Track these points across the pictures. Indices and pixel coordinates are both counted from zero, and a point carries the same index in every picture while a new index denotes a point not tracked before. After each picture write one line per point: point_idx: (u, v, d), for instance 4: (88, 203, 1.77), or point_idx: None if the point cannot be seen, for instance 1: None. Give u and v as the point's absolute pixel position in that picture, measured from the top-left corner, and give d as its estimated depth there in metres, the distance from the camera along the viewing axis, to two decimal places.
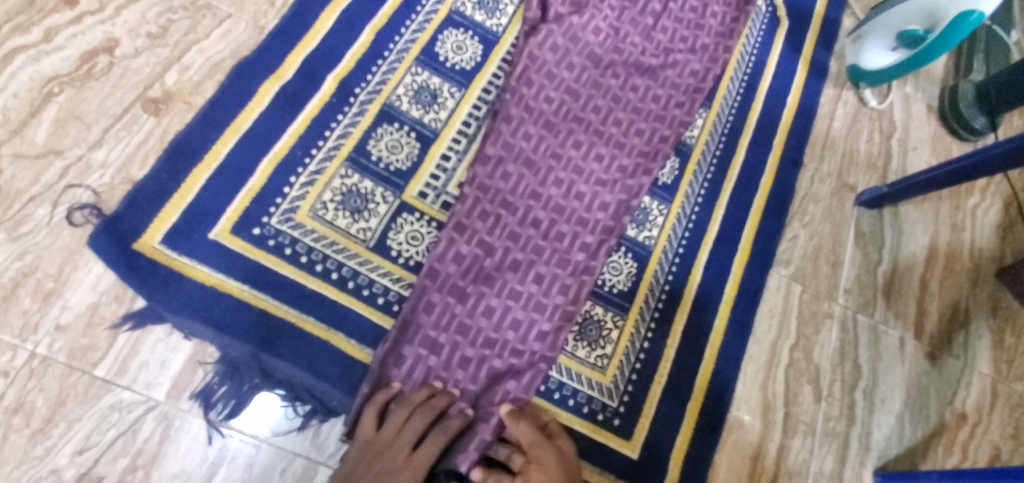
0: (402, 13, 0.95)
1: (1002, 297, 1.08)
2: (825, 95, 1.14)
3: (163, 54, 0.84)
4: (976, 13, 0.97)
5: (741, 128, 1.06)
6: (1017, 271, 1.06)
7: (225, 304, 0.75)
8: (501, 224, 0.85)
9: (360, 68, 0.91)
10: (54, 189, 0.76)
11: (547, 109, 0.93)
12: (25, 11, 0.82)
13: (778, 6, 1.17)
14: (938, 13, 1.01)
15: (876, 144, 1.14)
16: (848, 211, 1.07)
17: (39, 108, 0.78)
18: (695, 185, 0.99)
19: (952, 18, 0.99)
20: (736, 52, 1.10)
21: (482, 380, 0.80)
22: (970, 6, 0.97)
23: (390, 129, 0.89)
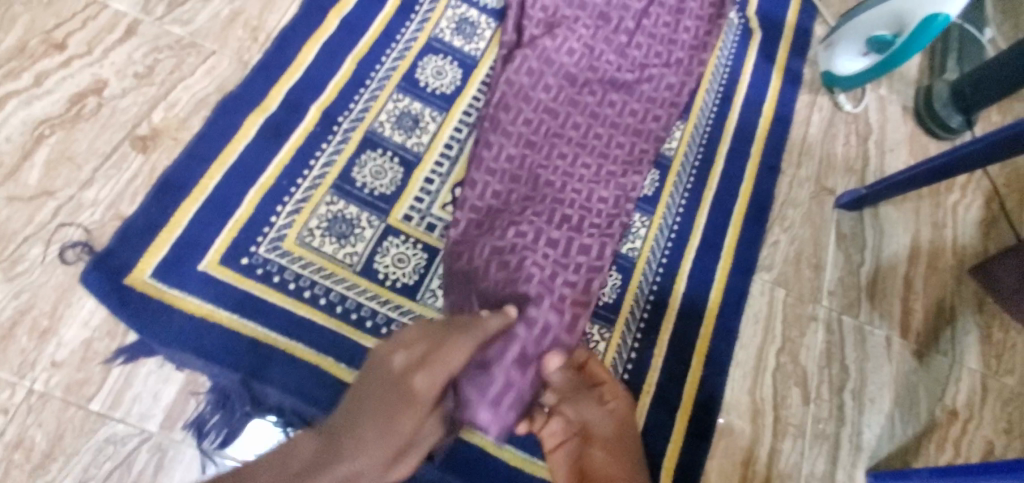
0: (382, 42, 0.98)
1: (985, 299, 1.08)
2: (801, 102, 1.17)
3: (151, 93, 0.87)
4: (942, 15, 0.98)
5: (719, 137, 1.08)
6: None
7: (215, 333, 0.77)
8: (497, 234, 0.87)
9: (342, 98, 0.93)
10: (46, 228, 0.78)
11: (548, 118, 0.96)
12: (15, 58, 0.85)
13: (750, 18, 1.20)
14: (904, 17, 1.03)
15: (853, 147, 1.16)
16: (828, 214, 1.09)
17: (30, 151, 0.81)
18: (676, 196, 1.01)
19: (919, 20, 1.00)
20: (711, 65, 1.13)
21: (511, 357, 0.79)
22: (936, 8, 0.99)
23: (374, 155, 0.91)
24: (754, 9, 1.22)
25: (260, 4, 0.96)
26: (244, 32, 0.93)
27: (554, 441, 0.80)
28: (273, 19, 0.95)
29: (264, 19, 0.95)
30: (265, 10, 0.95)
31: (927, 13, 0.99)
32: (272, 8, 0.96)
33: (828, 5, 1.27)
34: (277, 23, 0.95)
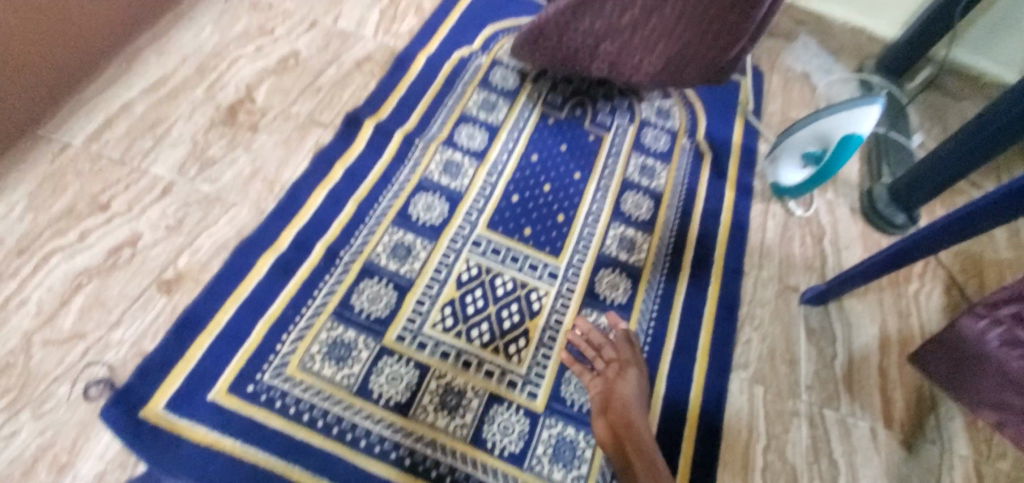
0: (379, 185, 1.14)
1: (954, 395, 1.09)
2: (755, 210, 1.30)
3: (178, 241, 1.00)
4: (855, 134, 1.14)
5: (683, 247, 1.19)
6: (924, 357, 1.09)
7: (220, 461, 0.82)
8: None
9: (344, 235, 1.06)
10: (74, 368, 0.86)
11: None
12: (65, 219, 0.99)
13: (700, 142, 1.38)
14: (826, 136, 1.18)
15: (809, 246, 1.27)
16: (796, 310, 1.17)
17: (68, 298, 0.92)
18: (648, 302, 1.10)
19: (838, 139, 1.16)
20: (669, 184, 1.28)
21: None
22: (850, 129, 1.15)
23: (371, 283, 1.02)
24: (703, 135, 1.40)
25: (276, 161, 1.13)
26: (262, 185, 1.09)
27: (615, 370, 0.95)
28: (287, 172, 1.12)
29: (279, 174, 1.12)
30: (280, 166, 1.12)
31: (844, 132, 1.15)
32: (286, 164, 1.13)
33: (768, 127, 1.47)
34: (290, 176, 1.12)
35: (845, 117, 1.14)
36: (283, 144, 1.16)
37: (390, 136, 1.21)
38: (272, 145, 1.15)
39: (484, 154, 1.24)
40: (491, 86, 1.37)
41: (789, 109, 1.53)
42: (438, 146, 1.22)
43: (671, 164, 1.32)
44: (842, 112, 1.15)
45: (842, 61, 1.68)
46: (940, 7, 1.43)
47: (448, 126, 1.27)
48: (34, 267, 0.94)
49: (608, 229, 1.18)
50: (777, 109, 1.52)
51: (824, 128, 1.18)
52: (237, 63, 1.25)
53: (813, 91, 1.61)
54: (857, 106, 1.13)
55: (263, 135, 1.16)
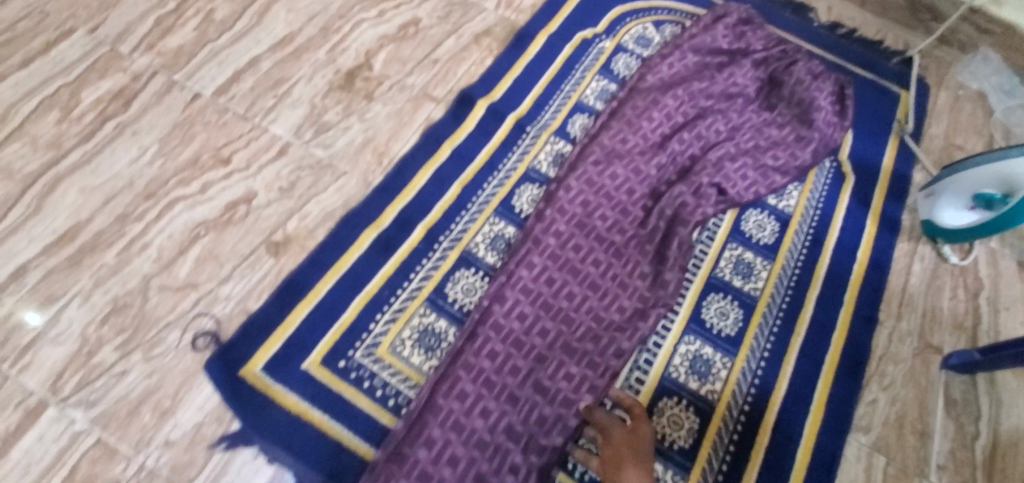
0: (485, 171, 1.09)
1: None
2: (900, 249, 1.13)
3: (289, 204, 1.01)
4: None
5: (809, 281, 1.06)
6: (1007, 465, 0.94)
7: (306, 433, 0.82)
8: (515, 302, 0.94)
9: (446, 218, 1.03)
10: (185, 316, 0.90)
11: (511, 380, 0.88)
12: (189, 168, 1.02)
13: (843, 162, 1.21)
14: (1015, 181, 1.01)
15: (961, 301, 1.09)
16: (936, 375, 1.00)
17: (186, 247, 0.95)
18: (760, 338, 0.99)
19: None
20: (801, 206, 1.14)
21: (588, 264, 1.00)
22: None
23: (531, 187, 1.08)
24: (848, 152, 1.23)
25: (388, 134, 1.11)
26: (372, 156, 1.08)
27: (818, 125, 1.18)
28: (397, 146, 1.10)
29: (389, 146, 1.09)
30: (391, 139, 1.10)
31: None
32: (397, 137, 1.11)
33: (928, 152, 1.27)
34: (399, 149, 1.09)
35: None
36: (395, 115, 1.13)
37: (502, 120, 1.14)
38: (385, 116, 1.12)
39: (573, 135, 1.16)
40: (613, 74, 1.26)
41: (954, 134, 1.31)
42: (549, 136, 1.14)
43: (805, 184, 1.17)
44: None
45: None
46: None
47: (562, 115, 1.18)
48: (157, 213, 0.98)
49: (717, 251, 1.07)
50: (940, 132, 1.31)
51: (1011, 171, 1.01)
52: (359, 26, 1.24)
53: (989, 115, 1.36)
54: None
55: (378, 105, 1.14)
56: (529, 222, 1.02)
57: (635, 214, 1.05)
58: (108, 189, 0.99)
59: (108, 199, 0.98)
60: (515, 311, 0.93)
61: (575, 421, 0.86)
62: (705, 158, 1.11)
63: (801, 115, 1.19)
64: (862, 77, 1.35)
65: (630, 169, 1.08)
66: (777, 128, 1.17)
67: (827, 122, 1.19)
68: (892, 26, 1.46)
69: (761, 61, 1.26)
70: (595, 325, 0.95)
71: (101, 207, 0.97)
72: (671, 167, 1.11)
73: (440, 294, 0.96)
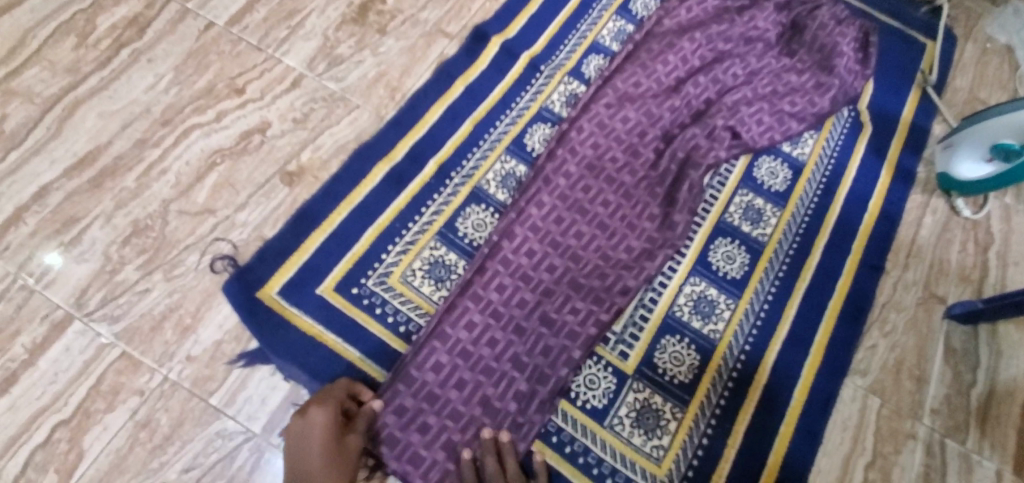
0: (498, 109, 1.08)
1: None
2: (913, 201, 1.12)
3: (303, 136, 1.02)
4: None
5: (818, 229, 1.06)
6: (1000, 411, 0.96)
7: (321, 353, 0.85)
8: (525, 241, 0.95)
9: (457, 155, 1.03)
10: (203, 240, 0.92)
11: (518, 313, 0.90)
12: (204, 97, 1.03)
13: (862, 111, 1.19)
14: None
15: (971, 255, 1.09)
16: (937, 324, 1.02)
17: (202, 174, 0.97)
18: (765, 282, 1.00)
19: None
20: (815, 155, 1.13)
21: (597, 204, 1.00)
22: None
23: (543, 126, 1.08)
24: (868, 102, 1.20)
25: (401, 69, 1.10)
26: (385, 91, 1.07)
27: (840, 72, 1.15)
28: (411, 81, 1.09)
29: (402, 81, 1.09)
30: (404, 74, 1.09)
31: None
32: (410, 73, 1.10)
33: (950, 104, 1.24)
34: (412, 85, 1.09)
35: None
36: (409, 50, 1.12)
37: (516, 59, 1.13)
38: (398, 51, 1.11)
39: (588, 77, 1.14)
40: (631, 14, 1.23)
41: (979, 87, 1.27)
42: (563, 77, 1.13)
43: (822, 133, 1.15)
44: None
45: None
46: None
47: (577, 55, 1.16)
48: (174, 140, 0.99)
49: (730, 196, 1.07)
50: (965, 85, 1.27)
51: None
52: None
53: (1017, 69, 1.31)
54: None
55: (390, 39, 1.12)
56: (541, 159, 1.03)
57: (646, 156, 1.04)
58: (126, 115, 1.00)
59: (126, 124, 0.99)
60: (524, 248, 0.95)
61: (578, 353, 0.89)
62: (719, 101, 1.10)
63: (821, 61, 1.16)
64: (888, 25, 1.30)
65: (643, 113, 1.07)
66: (796, 74, 1.15)
67: (848, 69, 1.16)
68: None
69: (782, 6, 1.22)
70: (603, 263, 0.96)
71: (120, 133, 0.98)
72: (686, 111, 1.09)
73: (452, 227, 0.97)
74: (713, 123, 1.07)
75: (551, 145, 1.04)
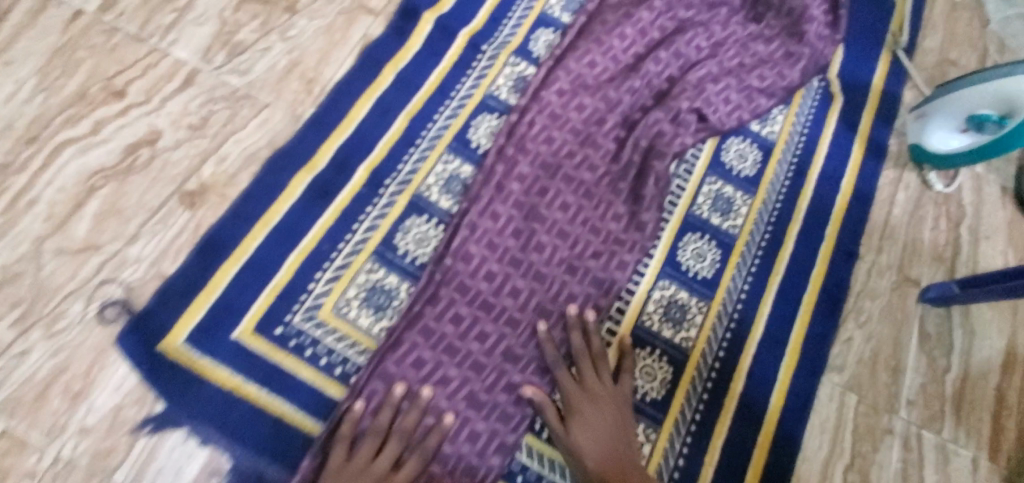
0: (435, 99, 0.94)
1: None
2: (885, 178, 1.06)
3: (204, 145, 0.86)
4: None
5: (790, 215, 0.99)
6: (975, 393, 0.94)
7: (242, 410, 0.73)
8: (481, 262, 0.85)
9: (391, 158, 0.89)
10: (89, 284, 0.77)
11: (476, 346, 0.81)
12: (74, 104, 0.85)
13: (832, 80, 1.11)
14: (1013, 102, 0.92)
15: (943, 231, 1.05)
16: (912, 309, 0.97)
17: (81, 202, 0.80)
18: (738, 279, 0.93)
19: None
20: (785, 132, 1.04)
21: (555, 209, 0.90)
22: None
23: (488, 117, 0.95)
24: (837, 71, 1.12)
25: (318, 56, 0.93)
26: (299, 84, 0.91)
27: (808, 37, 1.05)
28: (330, 71, 0.93)
29: (320, 71, 0.92)
30: (321, 62, 0.93)
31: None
32: (328, 60, 0.93)
33: (921, 68, 1.17)
34: (333, 75, 0.92)
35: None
36: (326, 33, 0.95)
37: (453, 37, 0.98)
38: (312, 34, 0.94)
39: (538, 57, 1.00)
40: None
41: (949, 49, 1.20)
42: (509, 56, 0.99)
43: (792, 106, 1.06)
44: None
45: None
46: None
47: (523, 30, 1.02)
48: (42, 162, 0.81)
49: (699, 187, 0.97)
50: (935, 45, 1.20)
51: (1011, 91, 0.92)
52: None
53: (985, 26, 1.25)
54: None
55: (303, 20, 0.95)
56: (487, 159, 0.90)
57: (605, 150, 0.94)
58: None
59: None
60: (480, 270, 0.84)
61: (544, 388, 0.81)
62: (684, 78, 0.99)
63: (790, 27, 1.05)
64: None
65: (601, 100, 0.96)
66: (763, 42, 1.04)
67: (818, 34, 1.06)
68: None
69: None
70: (568, 278, 0.87)
71: None
72: (647, 91, 0.98)
73: (390, 245, 0.85)
74: (677, 103, 0.96)
75: (500, 140, 0.91)
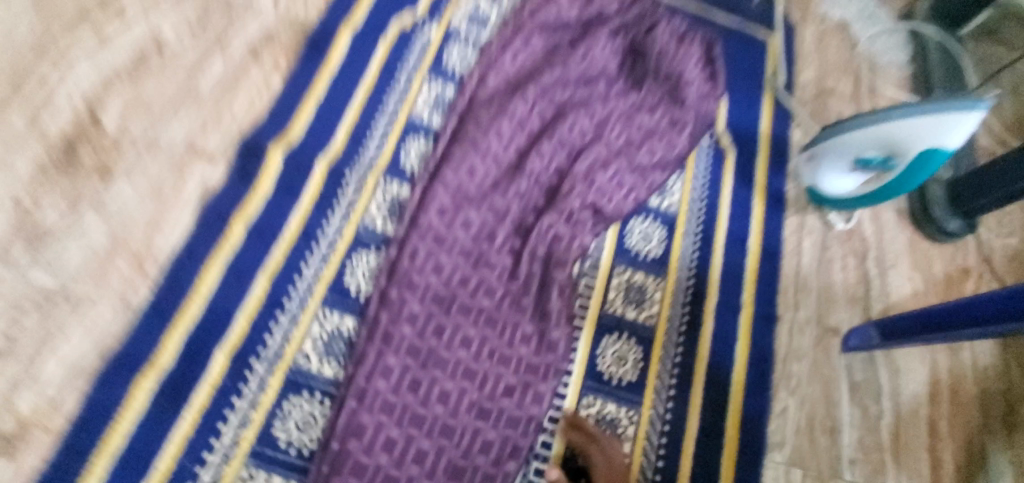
0: (299, 247, 0.82)
1: (989, 447, 0.97)
2: (788, 226, 1.05)
3: (14, 369, 0.70)
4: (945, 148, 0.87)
5: (705, 290, 0.95)
6: (909, 433, 0.94)
7: None
8: (380, 432, 0.73)
9: (255, 331, 0.77)
10: None
11: None
12: None
13: (720, 135, 1.09)
14: (902, 143, 0.91)
15: (852, 269, 1.04)
16: (837, 361, 0.96)
17: None
18: (665, 374, 0.88)
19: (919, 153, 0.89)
20: (685, 201, 1.01)
21: (456, 346, 0.80)
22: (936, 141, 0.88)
23: (365, 255, 0.84)
24: (724, 123, 1.10)
25: (147, 223, 0.80)
26: (129, 264, 0.77)
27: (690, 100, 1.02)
28: (165, 238, 0.79)
29: (153, 239, 0.79)
30: (152, 229, 0.79)
31: (931, 143, 0.88)
32: (161, 225, 0.80)
33: (802, 102, 1.18)
34: (169, 242, 0.79)
35: (935, 122, 0.87)
36: (156, 191, 0.82)
37: (310, 169, 0.87)
38: (137, 199, 0.81)
39: (411, 172, 0.92)
40: (449, 74, 1.01)
41: (824, 77, 1.23)
42: (380, 178, 0.90)
43: (686, 172, 1.03)
44: (931, 115, 0.87)
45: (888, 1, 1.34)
46: None
47: (391, 145, 0.92)
48: None
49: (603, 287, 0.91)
50: (811, 77, 1.22)
51: (899, 132, 0.90)
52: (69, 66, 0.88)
53: (851, 49, 1.29)
54: (949, 110, 0.85)
55: (126, 180, 0.82)
56: (368, 309, 0.80)
57: (501, 266, 0.86)
58: None
59: None
60: (380, 442, 0.73)
61: None
62: (573, 168, 0.92)
63: (668, 91, 1.02)
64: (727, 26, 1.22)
65: (488, 210, 0.88)
66: (647, 112, 1.00)
67: (699, 94, 1.03)
68: None
69: (617, 31, 1.07)
70: (482, 425, 0.77)
71: None
72: (537, 190, 0.91)
73: (269, 439, 0.73)
74: (569, 198, 0.89)
75: (381, 282, 0.81)
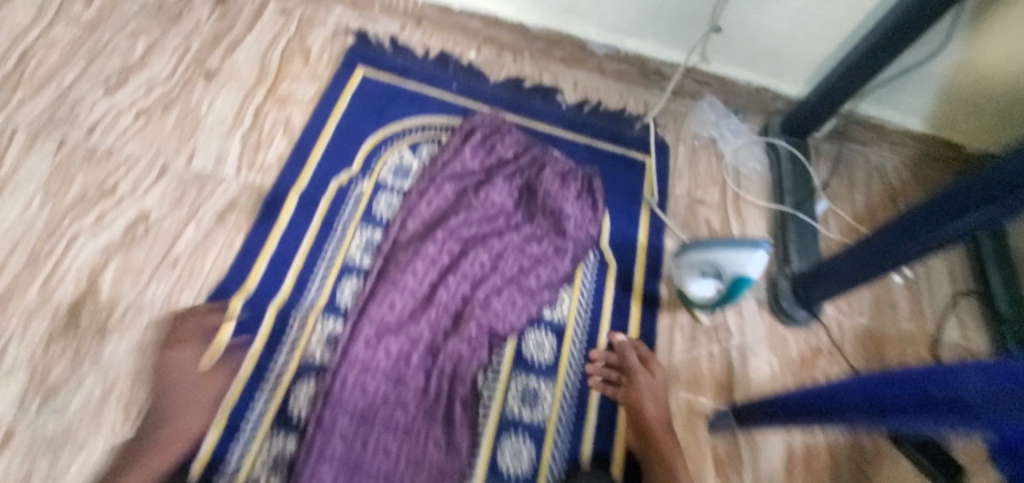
0: (253, 381, 1.05)
1: None
2: (661, 326, 1.29)
3: None
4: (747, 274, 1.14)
5: (588, 388, 1.18)
6: None
7: None
8: None
9: (218, 455, 0.99)
10: None
11: None
12: None
13: (604, 251, 1.33)
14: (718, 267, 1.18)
15: (717, 359, 1.28)
16: (702, 440, 1.18)
17: None
18: (554, 463, 1.10)
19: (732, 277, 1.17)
20: (572, 313, 1.25)
21: (378, 454, 1.01)
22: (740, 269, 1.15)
23: (306, 382, 1.06)
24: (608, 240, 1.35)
25: (132, 372, 1.03)
26: (119, 408, 1.00)
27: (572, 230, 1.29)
28: (147, 382, 1.03)
29: (138, 385, 1.02)
30: (138, 377, 1.02)
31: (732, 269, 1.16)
32: (144, 373, 1.03)
33: (675, 216, 1.44)
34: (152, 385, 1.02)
35: (731, 253, 1.16)
36: (139, 345, 1.05)
37: (262, 315, 1.11)
38: (125, 353, 1.04)
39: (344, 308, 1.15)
40: (379, 221, 1.27)
41: (694, 188, 1.49)
42: (318, 317, 1.13)
43: (574, 287, 1.28)
44: (727, 248, 1.16)
45: (749, 118, 1.62)
46: (827, 92, 1.43)
47: (328, 287, 1.17)
48: None
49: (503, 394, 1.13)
50: (683, 190, 1.48)
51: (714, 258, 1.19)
52: (75, 244, 1.12)
53: (719, 159, 1.55)
54: (736, 247, 1.15)
55: (116, 337, 1.05)
56: (306, 428, 1.01)
57: (416, 384, 1.07)
58: None
59: None
60: None
61: None
62: (473, 298, 1.17)
63: (553, 223, 1.29)
64: (609, 154, 1.48)
65: (405, 338, 1.11)
66: (537, 243, 1.26)
67: (579, 224, 1.29)
68: (629, 86, 1.60)
69: (513, 174, 1.34)
70: None
71: None
72: (445, 317, 1.15)
73: None
74: (467, 323, 1.14)
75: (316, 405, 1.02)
